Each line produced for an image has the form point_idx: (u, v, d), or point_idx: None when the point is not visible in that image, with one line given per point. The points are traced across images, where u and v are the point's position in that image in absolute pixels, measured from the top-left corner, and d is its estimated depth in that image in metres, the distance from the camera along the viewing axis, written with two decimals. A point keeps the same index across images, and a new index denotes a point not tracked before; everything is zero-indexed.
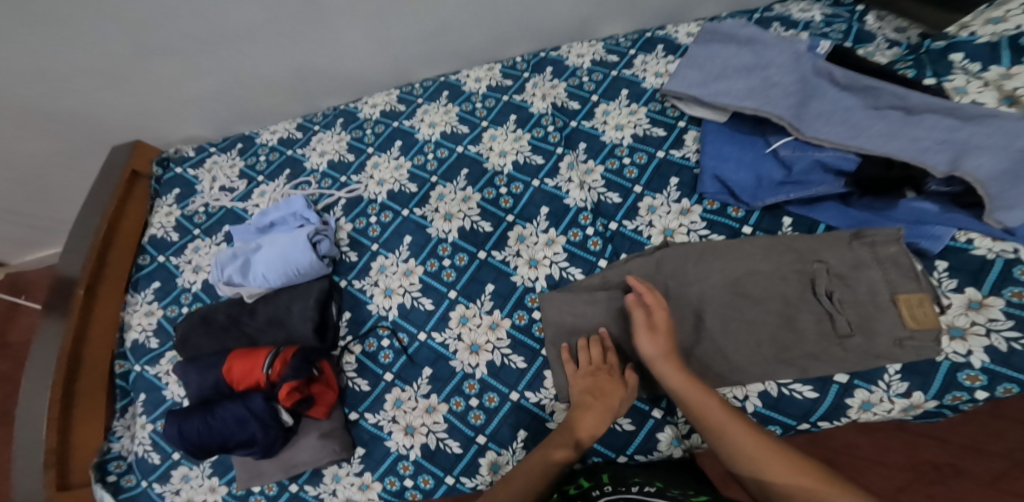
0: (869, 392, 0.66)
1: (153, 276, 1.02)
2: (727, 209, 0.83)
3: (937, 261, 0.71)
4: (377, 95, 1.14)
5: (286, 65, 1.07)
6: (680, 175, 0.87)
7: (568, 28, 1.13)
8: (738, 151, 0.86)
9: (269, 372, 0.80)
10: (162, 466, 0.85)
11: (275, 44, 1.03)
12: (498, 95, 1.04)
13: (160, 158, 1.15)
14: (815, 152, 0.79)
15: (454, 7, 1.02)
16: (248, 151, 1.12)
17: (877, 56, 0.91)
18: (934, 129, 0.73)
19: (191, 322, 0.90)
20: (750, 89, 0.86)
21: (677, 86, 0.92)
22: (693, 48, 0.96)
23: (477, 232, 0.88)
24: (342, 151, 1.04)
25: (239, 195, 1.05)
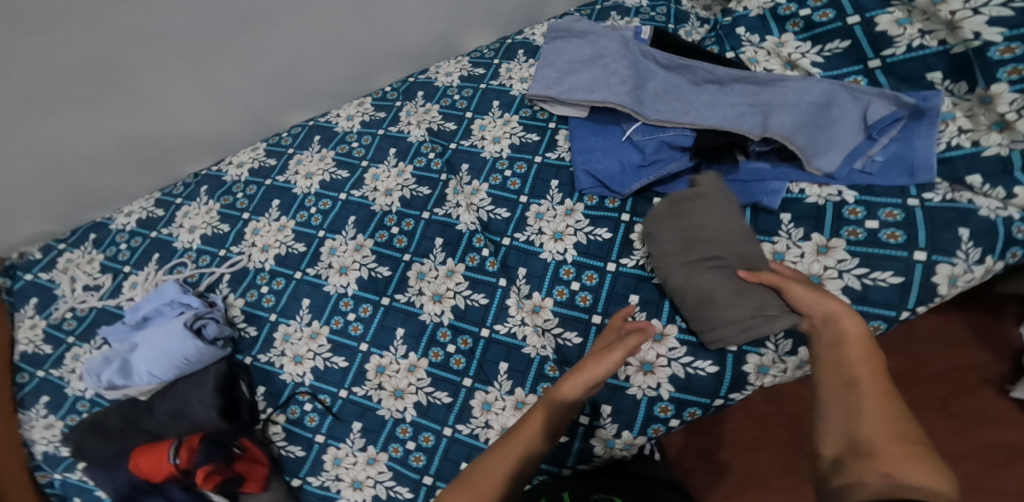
0: (761, 355, 0.71)
1: (40, 391, 0.90)
2: (605, 202, 0.86)
3: (783, 214, 0.79)
4: (243, 152, 1.09)
5: (116, 133, 0.98)
6: (559, 176, 0.90)
7: (428, 49, 1.11)
8: (602, 141, 0.90)
9: (177, 462, 0.74)
10: None
11: (90, 116, 0.93)
12: (373, 130, 1.02)
13: (5, 267, 1.02)
14: (660, 134, 0.86)
15: (288, 43, 0.98)
16: (104, 240, 1.03)
17: (693, 35, 1.00)
18: (742, 95, 0.84)
19: (82, 431, 0.81)
20: (596, 80, 0.91)
21: (537, 89, 0.95)
22: (544, 48, 1.00)
23: (376, 278, 0.87)
24: (214, 223, 0.97)
25: (107, 292, 0.96)
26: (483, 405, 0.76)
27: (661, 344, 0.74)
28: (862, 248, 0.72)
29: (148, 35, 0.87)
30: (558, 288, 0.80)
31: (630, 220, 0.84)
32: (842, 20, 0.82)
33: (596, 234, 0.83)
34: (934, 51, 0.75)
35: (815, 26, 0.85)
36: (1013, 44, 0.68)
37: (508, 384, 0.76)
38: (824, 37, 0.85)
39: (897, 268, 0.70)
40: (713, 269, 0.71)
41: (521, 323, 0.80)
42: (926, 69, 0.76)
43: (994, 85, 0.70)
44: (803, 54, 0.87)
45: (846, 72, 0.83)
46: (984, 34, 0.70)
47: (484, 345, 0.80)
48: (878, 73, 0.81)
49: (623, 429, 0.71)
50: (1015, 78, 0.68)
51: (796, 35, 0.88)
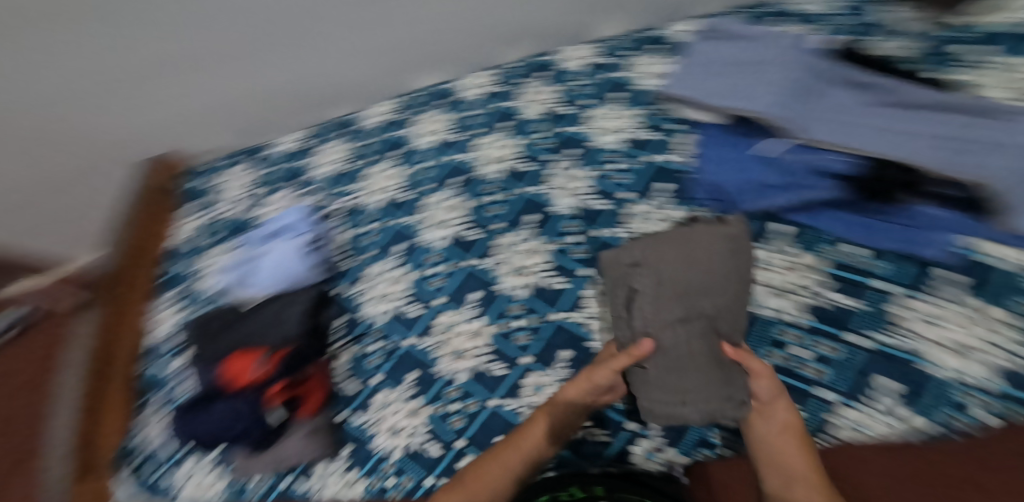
0: (857, 410, 0.62)
1: (173, 280, 1.08)
2: (720, 216, 0.80)
3: (935, 268, 0.67)
4: (373, 107, 1.17)
5: (286, 78, 1.09)
6: (676, 180, 0.85)
7: (563, 29, 1.08)
8: (738, 152, 0.83)
9: (261, 370, 0.79)
10: (166, 462, 0.86)
11: (266, 58, 1.04)
12: (492, 102, 1.05)
13: (188, 171, 1.24)
14: (812, 156, 0.78)
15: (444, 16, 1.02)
16: (261, 162, 1.18)
17: (876, 50, 0.87)
18: (943, 125, 0.72)
19: (196, 324, 0.93)
20: (751, 86, 0.83)
21: (680, 88, 0.90)
22: (698, 46, 0.94)
23: (463, 239, 0.90)
24: (342, 161, 1.08)
25: (248, 204, 1.11)
26: (535, 386, 0.75)
27: None
28: None
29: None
30: None
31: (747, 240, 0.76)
32: None
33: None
34: None
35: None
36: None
37: (564, 372, 0.74)
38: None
39: None
40: (676, 307, 0.60)
41: (596, 317, 0.77)
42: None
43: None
44: None
45: None
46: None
47: (551, 328, 0.78)
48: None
49: (667, 444, 0.67)
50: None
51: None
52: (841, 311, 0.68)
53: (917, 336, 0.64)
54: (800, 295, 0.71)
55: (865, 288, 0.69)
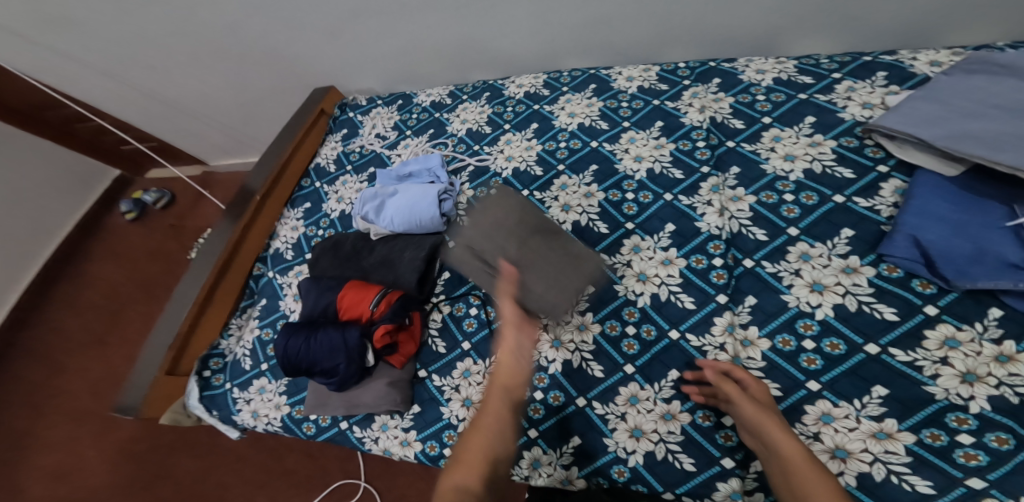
0: None
1: (307, 198, 1.16)
2: (913, 282, 0.67)
3: None
4: (523, 76, 1.15)
5: (454, 36, 1.10)
6: (859, 227, 0.74)
7: (747, 40, 0.98)
8: (963, 213, 0.68)
9: (375, 309, 0.83)
10: (248, 374, 0.97)
11: (437, 15, 1.06)
12: (648, 97, 0.98)
13: (342, 103, 1.31)
14: None
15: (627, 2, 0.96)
16: (406, 107, 1.21)
17: None
18: None
19: (324, 247, 0.98)
20: (1017, 138, 0.65)
21: (899, 122, 0.74)
22: (945, 78, 0.76)
23: (592, 230, 0.85)
24: (481, 122, 1.07)
25: (389, 144, 1.15)
26: (630, 397, 0.69)
27: (878, 442, 0.59)
28: None
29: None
30: (783, 336, 0.69)
31: (936, 315, 0.64)
32: None
33: (876, 310, 0.67)
34: None
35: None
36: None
37: (668, 391, 0.68)
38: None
39: None
40: (507, 241, 0.74)
41: (718, 346, 0.70)
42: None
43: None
44: None
45: None
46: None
47: (665, 344, 0.72)
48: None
49: (758, 490, 0.61)
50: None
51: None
52: None
53: None
54: (984, 382, 0.59)
55: None
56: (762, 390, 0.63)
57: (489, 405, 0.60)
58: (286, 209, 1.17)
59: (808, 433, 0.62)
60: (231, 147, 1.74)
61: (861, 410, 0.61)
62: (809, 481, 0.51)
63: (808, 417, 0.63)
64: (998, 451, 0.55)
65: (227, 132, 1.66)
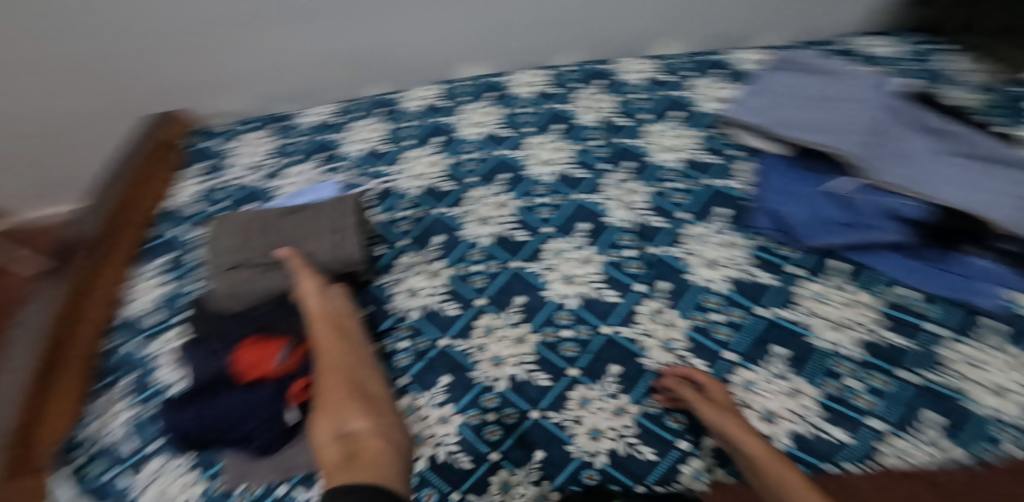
0: (902, 437, 0.62)
1: (167, 247, 0.97)
2: (774, 247, 0.81)
3: (982, 317, 0.69)
4: (419, 87, 1.14)
5: (348, 43, 1.11)
6: (729, 206, 0.86)
7: (628, 41, 1.17)
8: (805, 188, 0.82)
9: (285, 361, 0.70)
10: (133, 458, 0.72)
11: (342, 24, 1.08)
12: (547, 102, 1.03)
13: (200, 130, 1.16)
14: (884, 199, 0.76)
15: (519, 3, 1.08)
16: (287, 129, 1.10)
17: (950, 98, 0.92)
18: (1008, 180, 0.74)
19: (197, 303, 0.81)
20: (824, 120, 0.83)
21: (743, 113, 0.90)
22: (765, 76, 0.95)
23: (510, 240, 0.85)
24: (379, 142, 1.01)
25: (266, 174, 1.01)
26: (581, 399, 0.70)
27: (793, 399, 0.66)
28: None
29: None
30: (696, 315, 0.75)
31: (799, 273, 0.77)
32: None
33: (757, 276, 0.78)
34: None
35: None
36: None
37: (613, 387, 0.71)
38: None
39: None
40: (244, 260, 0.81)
41: (646, 334, 0.75)
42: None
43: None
44: None
45: None
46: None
47: (601, 342, 0.75)
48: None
49: (715, 465, 0.65)
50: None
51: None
52: (891, 347, 0.68)
53: (964, 378, 0.65)
54: (849, 327, 0.71)
55: (917, 328, 0.70)
56: (722, 395, 0.67)
57: (343, 409, 0.62)
58: (139, 264, 0.94)
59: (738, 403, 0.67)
60: (44, 190, 1.41)
61: (771, 373, 0.69)
62: (777, 474, 0.57)
63: (735, 387, 0.69)
64: (879, 390, 0.65)
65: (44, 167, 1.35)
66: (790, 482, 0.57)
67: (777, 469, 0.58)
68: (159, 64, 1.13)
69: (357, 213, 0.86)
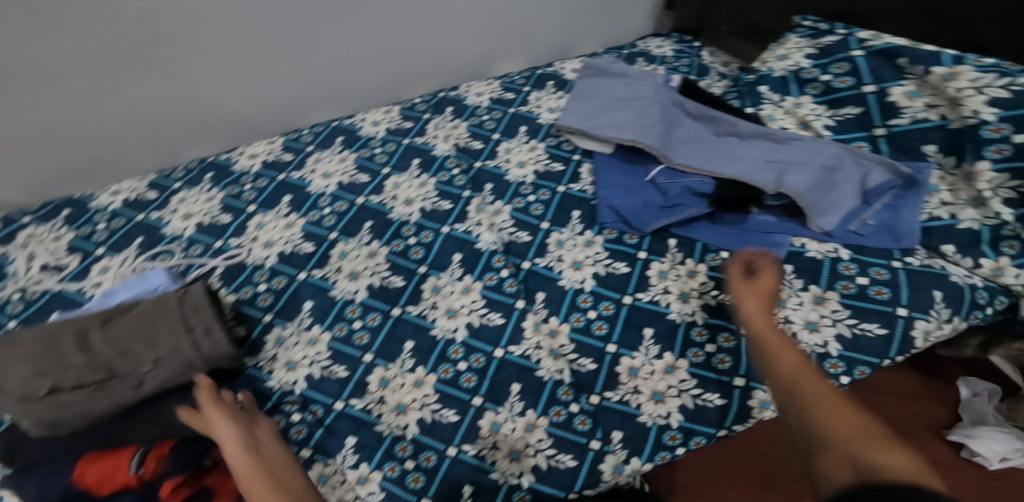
0: (764, 391, 0.77)
1: None
2: (624, 237, 0.90)
3: (787, 265, 0.85)
4: (257, 144, 1.08)
5: (141, 106, 0.96)
6: (581, 207, 0.94)
7: (466, 66, 1.21)
8: (626, 180, 0.94)
9: (140, 473, 0.62)
10: None
11: (133, 79, 0.92)
12: (398, 138, 1.02)
13: None
14: (682, 180, 0.91)
15: (350, 38, 1.05)
16: (80, 217, 0.94)
17: (714, 87, 1.11)
18: (761, 150, 0.90)
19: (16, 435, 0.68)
20: (629, 119, 0.96)
21: (569, 121, 1.00)
22: (579, 84, 1.06)
23: (388, 287, 0.85)
24: (214, 213, 0.92)
25: (71, 274, 0.86)
26: (491, 425, 0.75)
27: (671, 376, 0.79)
28: (854, 302, 0.80)
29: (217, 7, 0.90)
30: (575, 316, 0.83)
31: (647, 256, 0.88)
32: (858, 88, 0.92)
33: (615, 267, 0.87)
34: (933, 125, 0.86)
35: (833, 91, 0.95)
36: (1002, 125, 0.77)
37: (518, 405, 0.76)
38: (840, 102, 0.95)
39: (881, 321, 0.78)
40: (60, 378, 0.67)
41: (535, 347, 0.81)
42: (923, 142, 0.87)
43: (981, 162, 0.81)
44: (818, 116, 0.96)
45: (854, 138, 0.93)
46: (981, 113, 0.79)
47: (497, 365, 0.80)
48: (882, 140, 0.91)
49: (632, 455, 0.74)
50: (999, 158, 0.79)
51: (814, 97, 0.98)
52: (729, 307, 0.84)
53: (789, 321, 0.80)
54: (694, 297, 0.85)
55: None
56: (768, 262, 0.70)
57: None
58: None
59: (633, 390, 0.78)
60: None
61: (649, 355, 0.81)
62: (785, 357, 0.55)
63: (622, 376, 0.80)
64: (734, 350, 0.80)
65: None
66: (813, 395, 0.48)
67: (809, 381, 0.50)
68: None
69: (211, 303, 0.76)
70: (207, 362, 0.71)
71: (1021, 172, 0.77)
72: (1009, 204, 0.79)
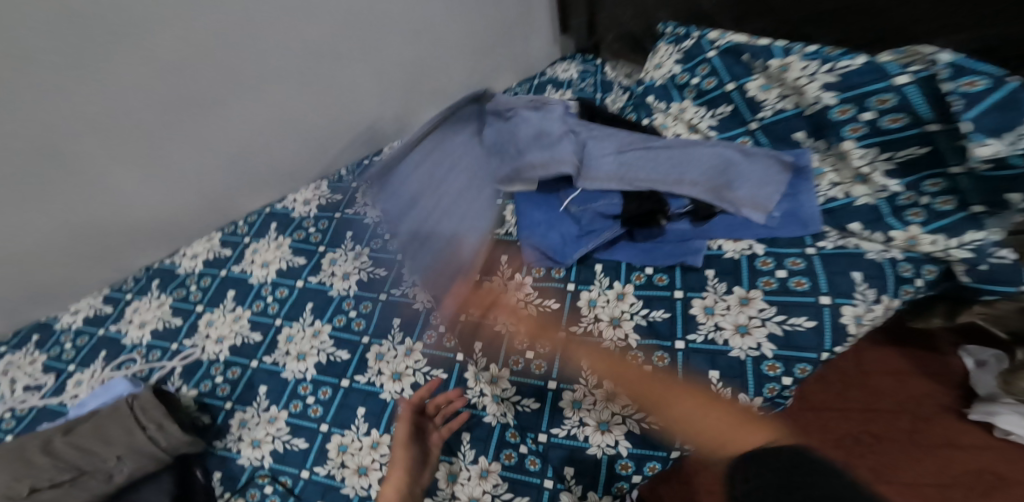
0: None
1: None
2: (551, 272, 0.94)
3: (708, 270, 0.88)
4: (198, 242, 1.15)
5: (70, 224, 1.03)
6: (509, 250, 0.98)
7: (387, 128, 1.35)
8: (544, 213, 0.97)
9: None
10: None
11: (63, 204, 1.00)
12: (329, 214, 1.11)
13: None
14: (593, 204, 0.93)
15: (248, 119, 1.11)
16: (48, 341, 1.00)
17: (616, 103, 1.26)
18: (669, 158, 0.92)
19: None
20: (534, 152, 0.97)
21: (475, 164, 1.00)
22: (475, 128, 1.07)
23: (335, 362, 0.89)
24: (167, 317, 0.98)
25: (50, 390, 0.91)
26: (448, 476, 0.76)
27: (614, 403, 0.77)
28: (776, 297, 0.81)
29: (105, 123, 0.96)
30: (514, 359, 0.84)
31: (575, 288, 0.91)
32: (723, 87, 0.96)
33: (545, 304, 0.90)
34: (793, 113, 0.88)
35: (705, 93, 1.00)
36: (846, 106, 0.80)
37: (472, 453, 0.78)
38: (713, 102, 0.99)
39: (808, 313, 0.78)
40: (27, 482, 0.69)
41: (481, 394, 0.84)
42: (791, 130, 0.90)
43: (844, 142, 0.83)
44: (701, 118, 1.00)
45: (736, 134, 0.96)
46: (822, 98, 0.82)
47: (444, 417, 0.82)
48: (759, 133, 0.93)
49: (588, 489, 0.74)
50: (858, 135, 0.81)
51: (693, 101, 1.02)
52: (660, 324, 0.84)
53: (719, 329, 0.80)
54: (625, 320, 0.86)
55: (672, 299, 0.86)
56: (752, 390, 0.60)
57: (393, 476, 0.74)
58: None
59: (578, 422, 0.77)
60: None
61: (589, 386, 0.79)
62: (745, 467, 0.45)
63: (566, 410, 0.78)
64: (671, 368, 0.79)
65: None
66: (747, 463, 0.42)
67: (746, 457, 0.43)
68: None
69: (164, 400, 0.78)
70: (169, 451, 0.73)
71: (883, 146, 0.79)
72: (890, 175, 0.81)
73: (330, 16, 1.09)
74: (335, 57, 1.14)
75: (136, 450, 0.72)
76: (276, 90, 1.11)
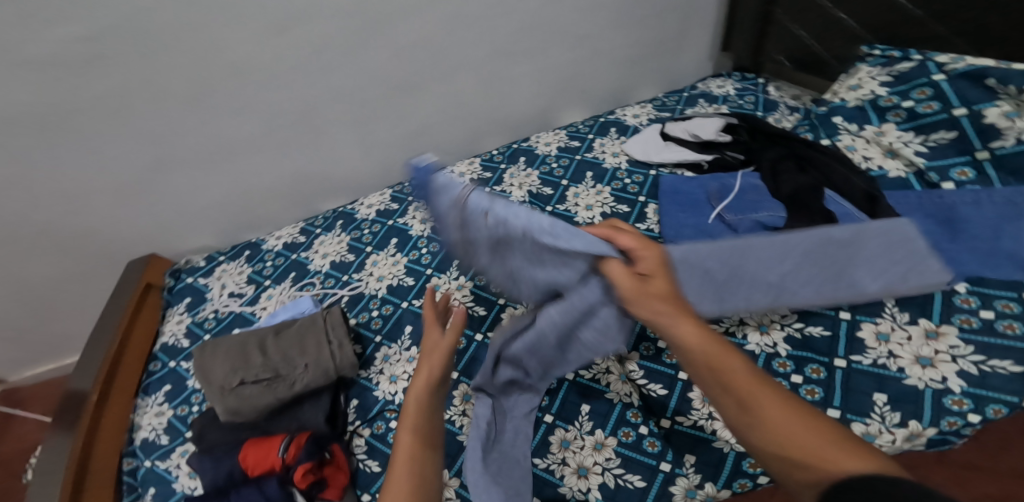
0: (866, 424, 0.69)
1: (165, 380, 1.02)
2: None
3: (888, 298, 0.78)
4: (371, 196, 1.31)
5: (285, 172, 1.23)
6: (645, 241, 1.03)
7: (533, 120, 1.42)
8: (692, 218, 0.99)
9: (284, 455, 0.78)
10: (167, 446, 0.92)
11: (284, 153, 1.20)
12: (480, 187, 1.21)
13: (173, 270, 1.22)
14: (753, 215, 0.94)
15: (438, 102, 1.26)
16: (256, 257, 1.21)
17: (784, 121, 1.22)
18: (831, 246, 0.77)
19: (207, 417, 0.88)
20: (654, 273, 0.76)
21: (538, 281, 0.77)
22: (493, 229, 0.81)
23: (472, 315, 0.95)
24: (343, 252, 1.13)
25: (247, 300, 1.11)
26: (562, 442, 0.77)
27: None
28: (974, 336, 0.71)
29: (334, 92, 1.14)
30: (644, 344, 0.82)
31: None
32: (948, 112, 0.87)
33: None
34: None
35: (919, 117, 0.91)
36: None
37: (588, 425, 0.77)
38: (930, 127, 0.90)
39: (1016, 358, 0.68)
40: (236, 376, 0.85)
41: (605, 370, 0.83)
42: None
43: None
44: (905, 144, 0.93)
45: (955, 162, 0.87)
46: None
47: (567, 386, 0.83)
48: (987, 164, 0.84)
49: (706, 480, 0.69)
50: None
51: (898, 124, 0.94)
52: (817, 340, 0.77)
53: (895, 356, 0.72)
54: (775, 328, 0.81)
55: (835, 319, 0.78)
56: None
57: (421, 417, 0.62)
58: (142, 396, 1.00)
59: (707, 414, 0.73)
60: (35, 355, 1.47)
61: None
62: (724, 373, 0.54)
63: (696, 402, 0.75)
64: (827, 382, 0.73)
65: (15, 337, 1.38)
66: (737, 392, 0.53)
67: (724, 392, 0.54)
68: (102, 220, 1.17)
69: (346, 323, 0.93)
70: (338, 369, 0.87)
71: None
72: None
73: (513, 22, 1.19)
74: (514, 54, 1.25)
75: (317, 364, 0.86)
76: (463, 79, 1.24)
